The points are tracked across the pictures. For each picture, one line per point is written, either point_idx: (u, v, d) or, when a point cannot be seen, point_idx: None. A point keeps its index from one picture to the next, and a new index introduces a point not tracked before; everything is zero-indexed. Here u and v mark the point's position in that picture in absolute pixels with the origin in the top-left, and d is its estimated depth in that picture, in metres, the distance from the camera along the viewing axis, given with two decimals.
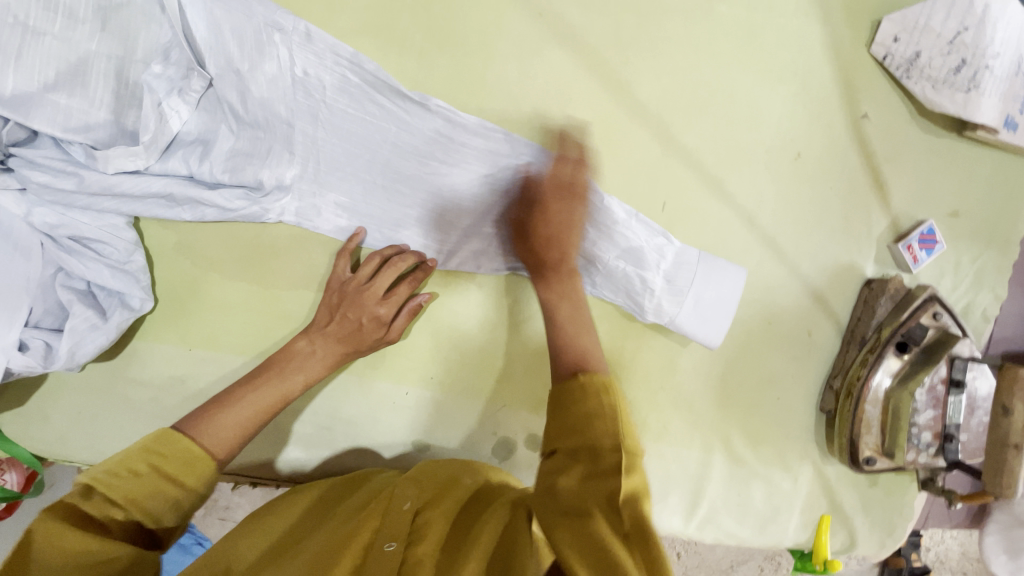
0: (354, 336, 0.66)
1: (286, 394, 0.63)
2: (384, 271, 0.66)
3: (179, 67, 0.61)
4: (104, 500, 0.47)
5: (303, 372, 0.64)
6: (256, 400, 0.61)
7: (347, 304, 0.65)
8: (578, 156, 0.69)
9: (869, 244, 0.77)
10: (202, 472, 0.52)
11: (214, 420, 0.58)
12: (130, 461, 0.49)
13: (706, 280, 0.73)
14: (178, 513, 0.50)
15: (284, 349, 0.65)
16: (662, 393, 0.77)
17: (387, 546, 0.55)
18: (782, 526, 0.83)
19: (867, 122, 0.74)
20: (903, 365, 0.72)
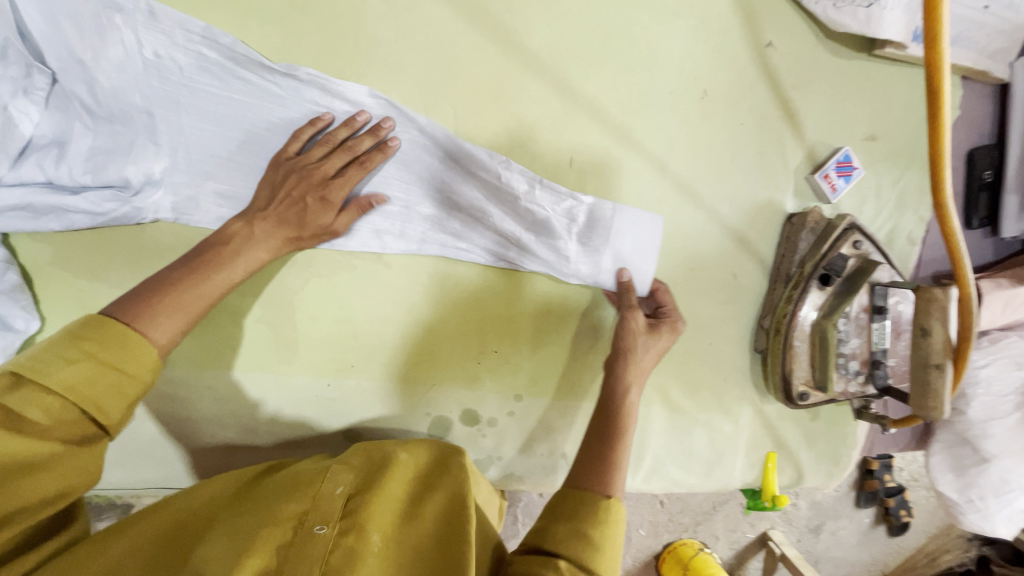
0: (301, 220, 0.61)
1: (225, 282, 0.57)
2: (339, 153, 0.60)
3: (18, 65, 0.56)
4: (34, 390, 0.42)
5: (242, 258, 0.58)
6: (198, 289, 0.54)
7: (293, 181, 0.60)
8: (472, 118, 0.65)
9: (787, 178, 0.75)
10: (143, 356, 0.47)
11: (150, 307, 0.50)
12: (59, 347, 0.44)
13: (622, 233, 0.71)
14: (121, 408, 0.46)
15: (226, 229, 0.59)
16: (593, 352, 0.76)
17: (317, 529, 0.52)
18: (728, 468, 0.83)
19: (772, 51, 0.71)
20: (827, 297, 0.71)
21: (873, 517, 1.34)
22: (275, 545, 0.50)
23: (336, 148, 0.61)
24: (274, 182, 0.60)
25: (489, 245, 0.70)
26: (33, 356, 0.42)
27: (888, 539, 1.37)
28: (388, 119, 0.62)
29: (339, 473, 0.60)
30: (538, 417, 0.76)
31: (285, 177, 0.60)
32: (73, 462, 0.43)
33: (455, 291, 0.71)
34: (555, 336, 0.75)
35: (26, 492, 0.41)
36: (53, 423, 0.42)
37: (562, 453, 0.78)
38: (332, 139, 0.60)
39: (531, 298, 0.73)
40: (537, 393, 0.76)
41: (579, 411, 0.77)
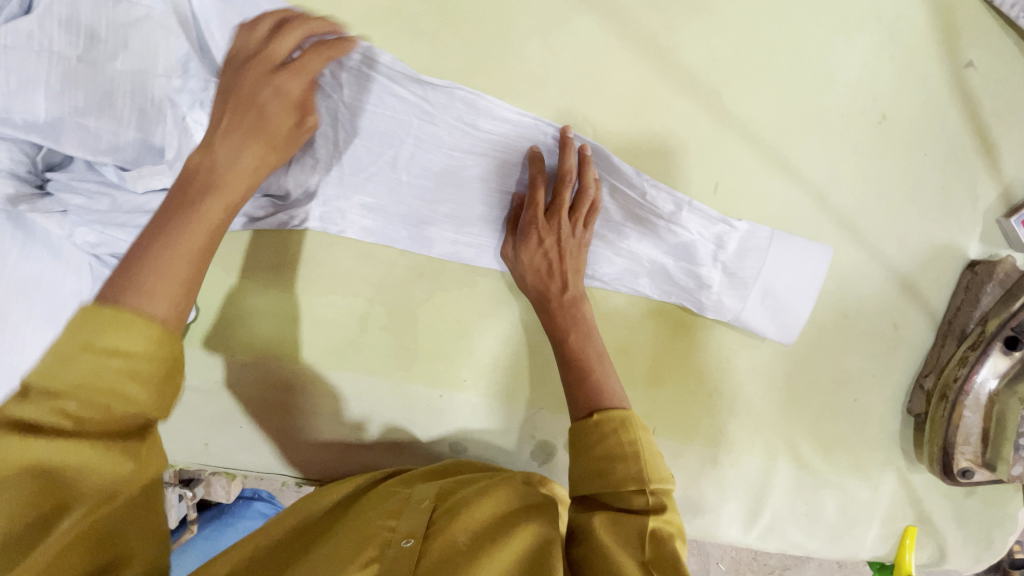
0: (266, 125, 0.51)
1: (215, 221, 0.47)
2: (303, 81, 0.52)
3: (198, 80, 0.60)
4: (40, 396, 0.34)
5: (223, 192, 0.49)
6: (183, 243, 0.44)
7: (258, 95, 0.51)
8: (614, 138, 0.62)
9: (974, 220, 0.64)
10: (151, 330, 0.37)
11: (141, 268, 0.41)
12: (70, 347, 0.35)
13: (779, 266, 0.63)
14: (145, 391, 0.36)
15: (187, 167, 0.49)
16: (717, 395, 0.70)
17: (404, 542, 0.49)
18: (859, 538, 0.74)
19: (972, 72, 0.60)
20: (1015, 364, 0.61)
21: None
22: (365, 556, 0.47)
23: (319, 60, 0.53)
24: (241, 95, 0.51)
25: (616, 274, 0.65)
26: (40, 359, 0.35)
27: None
28: (568, 127, 0.59)
29: (421, 488, 0.58)
30: None
31: (250, 104, 0.51)
32: (120, 454, 0.35)
33: None
34: (677, 373, 0.69)
35: (81, 491, 0.35)
36: (79, 427, 0.34)
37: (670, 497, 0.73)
38: (304, 69, 0.52)
39: (653, 331, 0.68)
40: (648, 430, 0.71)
41: (694, 456, 0.71)
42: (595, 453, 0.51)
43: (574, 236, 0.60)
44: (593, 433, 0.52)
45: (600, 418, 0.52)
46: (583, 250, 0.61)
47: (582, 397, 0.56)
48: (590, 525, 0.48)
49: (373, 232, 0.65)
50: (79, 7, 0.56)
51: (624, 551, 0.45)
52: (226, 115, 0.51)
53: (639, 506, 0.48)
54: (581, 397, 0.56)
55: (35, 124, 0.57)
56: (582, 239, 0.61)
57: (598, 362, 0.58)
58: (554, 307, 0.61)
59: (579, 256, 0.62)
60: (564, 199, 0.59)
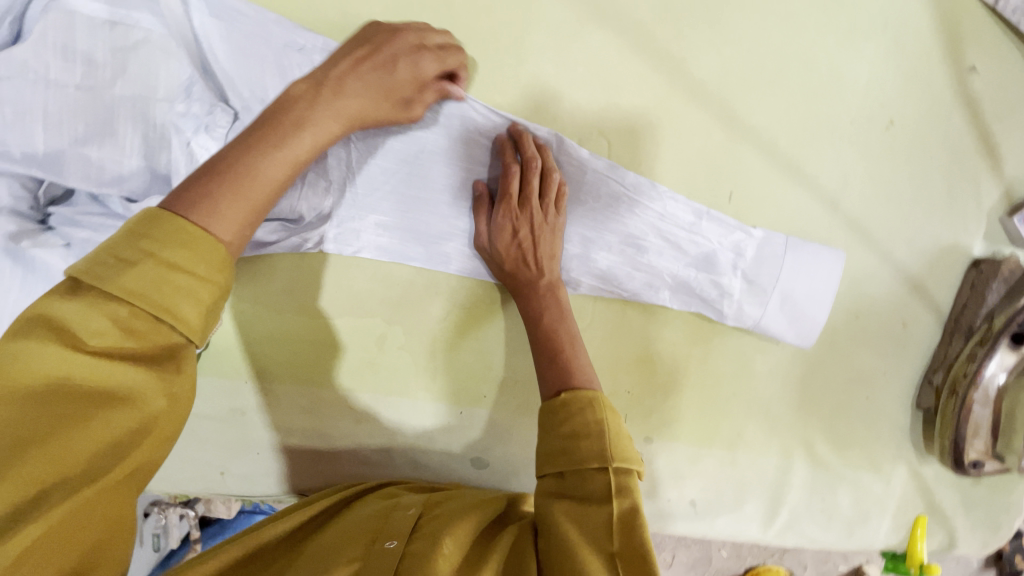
0: (387, 87, 0.51)
1: (295, 164, 0.45)
2: (427, 58, 0.53)
3: (203, 103, 0.57)
4: (94, 295, 0.34)
5: (307, 132, 0.47)
6: (263, 177, 0.43)
7: (369, 80, 0.50)
8: (629, 150, 0.62)
9: (978, 220, 0.66)
10: (213, 256, 0.38)
11: (205, 193, 0.40)
12: (118, 249, 0.36)
13: (797, 271, 0.64)
14: (197, 313, 0.36)
15: (291, 92, 0.48)
16: (735, 400, 0.71)
17: (388, 544, 0.49)
18: (872, 530, 0.76)
19: (974, 76, 0.62)
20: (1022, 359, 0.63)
21: None
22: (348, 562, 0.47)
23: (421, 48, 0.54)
24: (357, 75, 0.50)
25: (637, 286, 0.65)
26: (93, 257, 0.35)
27: None
28: (516, 124, 0.59)
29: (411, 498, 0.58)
30: (667, 461, 0.72)
31: (384, 68, 0.51)
32: (153, 396, 0.35)
33: (596, 328, 0.67)
34: (695, 379, 0.70)
35: (99, 428, 0.34)
36: (124, 335, 0.34)
37: (691, 500, 0.74)
38: (420, 75, 0.53)
39: (672, 340, 0.68)
40: (669, 436, 0.72)
41: (713, 459, 0.73)
42: (562, 431, 0.52)
43: (548, 222, 0.59)
44: (559, 412, 0.53)
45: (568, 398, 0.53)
46: (559, 235, 0.61)
47: (551, 375, 0.57)
48: (551, 510, 0.49)
49: (389, 251, 0.64)
50: (75, 33, 0.54)
51: (586, 544, 0.46)
52: (365, 62, 0.51)
53: (599, 488, 0.48)
54: (550, 374, 0.57)
55: (34, 157, 0.54)
56: (555, 224, 0.60)
57: (569, 345, 0.58)
58: (528, 291, 0.60)
59: (555, 242, 0.61)
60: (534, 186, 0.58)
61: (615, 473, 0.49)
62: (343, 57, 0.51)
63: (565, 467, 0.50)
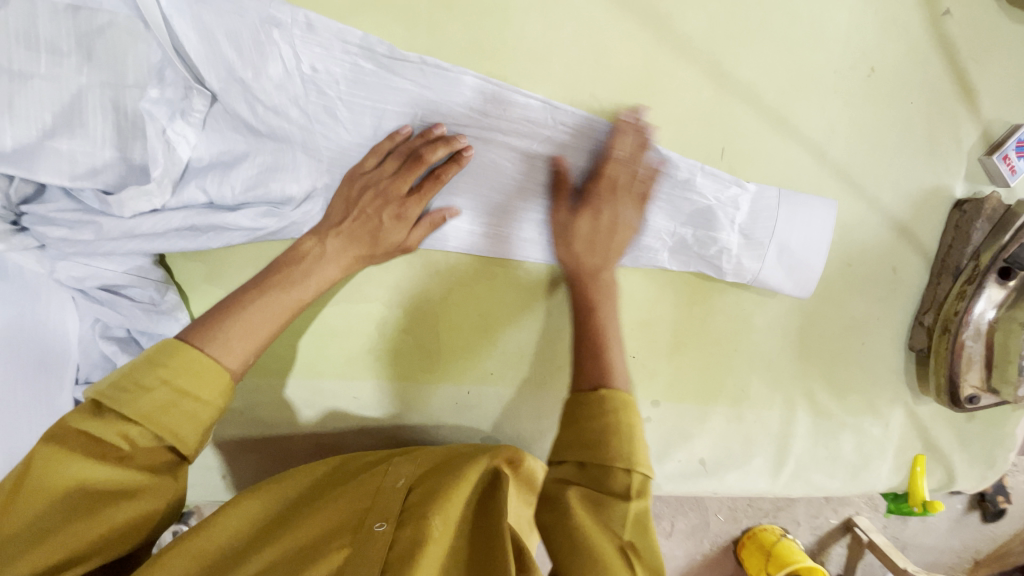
0: (372, 238, 0.59)
1: (296, 302, 0.56)
2: (412, 166, 0.57)
3: (176, 88, 0.54)
4: (117, 420, 0.44)
5: (313, 277, 0.57)
6: (268, 315, 0.53)
7: (366, 197, 0.58)
8: (620, 112, 0.61)
9: (959, 161, 0.67)
10: (217, 387, 0.47)
11: (219, 328, 0.50)
12: (137, 375, 0.45)
13: (791, 223, 0.64)
14: (196, 434, 0.47)
15: (296, 246, 0.58)
16: (737, 355, 0.72)
17: (376, 527, 0.52)
18: (875, 472, 0.78)
19: (949, 19, 0.63)
20: (1008, 292, 0.66)
21: (967, 504, 1.24)
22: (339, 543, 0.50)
23: (410, 157, 0.57)
24: (355, 202, 0.58)
25: (637, 249, 0.65)
26: (115, 383, 0.45)
27: (985, 528, 1.27)
28: (641, 107, 0.61)
29: (401, 465, 0.60)
30: (675, 422, 0.73)
31: (371, 223, 0.59)
32: (158, 486, 0.47)
33: None
34: (696, 339, 0.71)
35: (114, 510, 0.45)
36: (133, 450, 0.45)
37: (701, 459, 0.75)
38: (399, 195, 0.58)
39: (673, 301, 0.69)
40: (676, 397, 0.73)
41: (718, 416, 0.74)
42: (590, 427, 0.50)
43: (621, 215, 0.61)
44: (588, 407, 0.51)
45: (609, 395, 0.52)
46: (633, 234, 0.62)
47: (589, 367, 0.55)
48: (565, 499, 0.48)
49: None
50: (36, 20, 0.50)
51: (601, 532, 0.45)
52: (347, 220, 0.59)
53: (620, 488, 0.48)
54: (590, 367, 0.55)
55: (2, 153, 0.52)
56: (633, 220, 0.61)
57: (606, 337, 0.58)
58: (586, 278, 0.62)
59: (616, 239, 0.62)
60: (620, 175, 0.60)
61: (640, 475, 0.48)
62: (343, 194, 0.59)
63: (590, 458, 0.49)
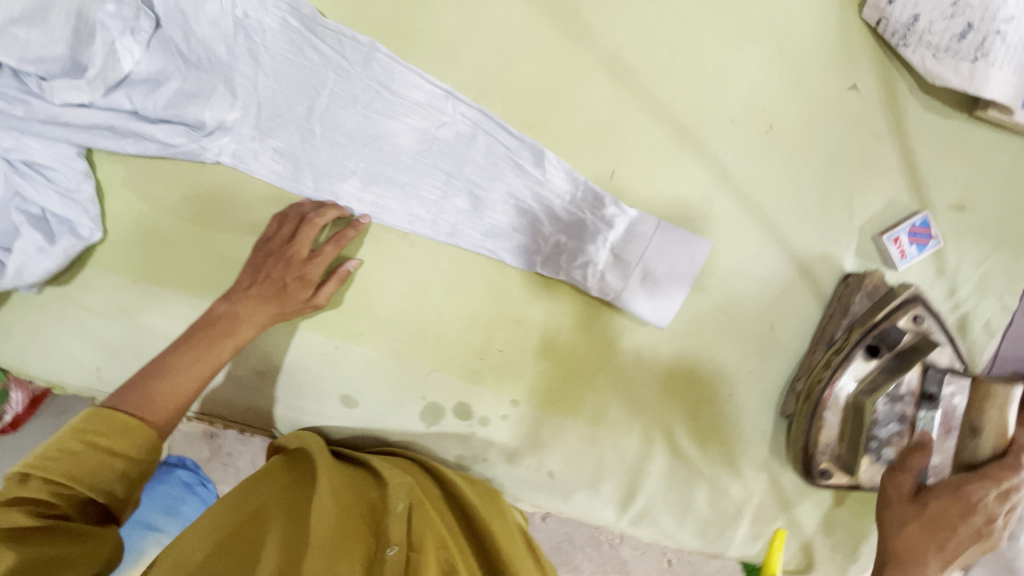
0: (280, 296, 0.64)
1: (215, 361, 0.61)
2: (307, 228, 0.64)
3: (131, 7, 0.62)
4: (43, 483, 0.47)
5: (230, 338, 0.62)
6: (193, 370, 0.59)
7: (271, 264, 0.64)
8: (519, 114, 0.65)
9: (850, 234, 0.68)
10: (141, 441, 0.52)
11: (145, 388, 0.56)
12: (62, 443, 0.49)
13: (660, 250, 0.66)
14: (125, 485, 0.51)
15: (213, 312, 0.63)
16: (601, 373, 0.73)
17: (390, 548, 0.52)
18: (727, 534, 0.76)
19: (855, 94, 0.65)
20: (871, 371, 0.64)
21: None
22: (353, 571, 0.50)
23: (303, 224, 0.65)
24: (268, 272, 0.64)
25: (515, 247, 0.68)
26: (40, 452, 0.48)
27: None
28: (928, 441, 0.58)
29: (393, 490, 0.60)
30: (532, 426, 0.74)
31: (278, 286, 0.64)
32: (100, 537, 0.50)
33: (474, 283, 0.71)
34: (563, 348, 0.72)
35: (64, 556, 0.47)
36: (68, 504, 0.48)
37: (550, 471, 0.75)
38: (305, 249, 0.64)
39: (546, 306, 0.71)
40: (535, 401, 0.73)
41: (573, 432, 0.74)
42: None
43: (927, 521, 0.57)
44: None
45: None
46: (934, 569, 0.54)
47: None
48: None
49: (282, 177, 0.67)
50: None
51: None
52: (256, 284, 0.64)
53: None
54: None
55: None
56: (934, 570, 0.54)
57: None
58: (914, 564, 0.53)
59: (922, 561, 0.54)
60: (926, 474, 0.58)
61: None
62: (245, 278, 0.65)
63: None
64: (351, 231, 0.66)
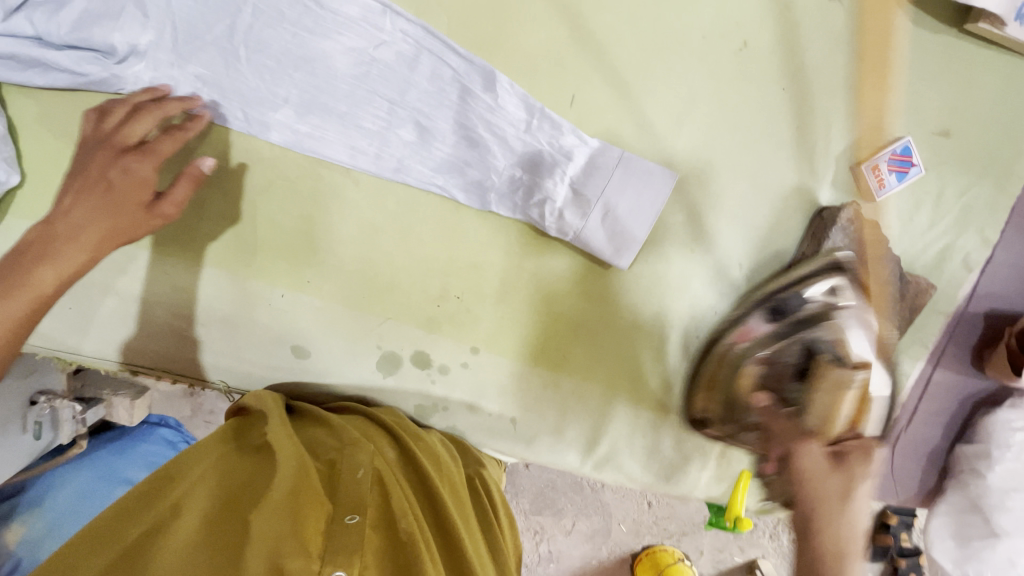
0: (112, 204, 0.57)
1: (41, 294, 0.53)
2: (138, 119, 0.58)
3: None
4: None
5: (51, 261, 0.54)
6: (1, 309, 0.50)
7: (94, 162, 0.57)
8: (467, 31, 0.59)
9: (827, 164, 0.63)
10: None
11: None
12: None
13: (624, 186, 0.61)
14: None
15: (26, 237, 0.55)
16: (565, 318, 0.69)
17: (349, 518, 0.49)
18: (693, 477, 0.75)
19: (838, 4, 0.59)
20: (809, 308, 0.64)
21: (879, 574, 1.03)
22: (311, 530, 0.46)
23: (133, 115, 0.58)
24: (88, 176, 0.57)
25: (467, 183, 0.63)
26: None
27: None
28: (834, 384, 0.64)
29: (358, 453, 0.57)
30: (493, 374, 0.71)
31: (108, 189, 0.57)
32: None
33: (426, 224, 0.66)
34: (525, 292, 0.69)
35: None
36: None
37: (512, 419, 0.73)
38: (142, 143, 0.58)
39: (504, 247, 0.67)
40: (496, 348, 0.71)
41: (537, 379, 0.71)
42: None
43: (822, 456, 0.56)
44: None
45: None
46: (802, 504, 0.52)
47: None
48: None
49: (208, 110, 0.61)
50: None
51: None
52: (81, 198, 0.57)
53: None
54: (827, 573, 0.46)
55: None
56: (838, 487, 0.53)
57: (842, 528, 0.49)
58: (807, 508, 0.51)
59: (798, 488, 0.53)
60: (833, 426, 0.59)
61: None
62: (67, 193, 0.57)
63: None
64: (190, 126, 0.59)
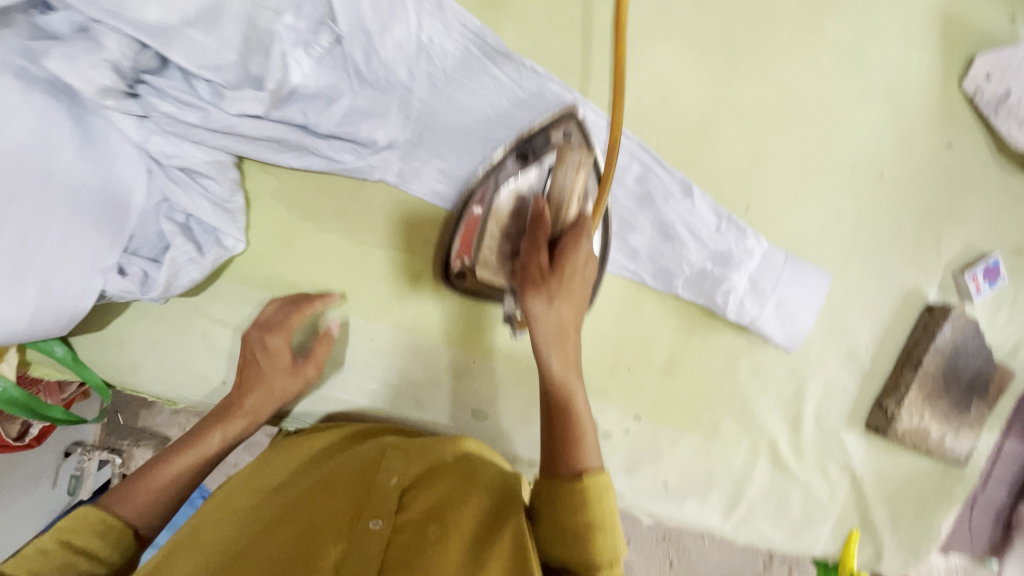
0: (261, 379, 0.68)
1: (206, 454, 0.67)
2: (288, 307, 0.69)
3: (310, 21, 0.61)
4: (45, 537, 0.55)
5: (215, 425, 0.68)
6: (178, 465, 0.65)
7: (251, 340, 0.69)
8: (672, 148, 0.71)
9: (937, 270, 0.78)
10: (116, 541, 0.59)
11: (139, 482, 0.63)
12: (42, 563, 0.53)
13: (791, 282, 0.74)
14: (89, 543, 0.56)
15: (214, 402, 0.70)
16: (720, 392, 0.79)
17: (372, 523, 0.55)
18: (814, 535, 0.84)
19: (949, 151, 0.75)
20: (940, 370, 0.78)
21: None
22: (337, 541, 0.53)
23: (285, 304, 0.69)
24: (249, 356, 0.69)
25: (658, 272, 0.74)
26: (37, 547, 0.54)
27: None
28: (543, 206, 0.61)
29: (393, 460, 0.63)
30: (651, 439, 0.79)
31: (256, 361, 0.68)
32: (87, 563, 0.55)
33: (610, 303, 0.75)
34: (688, 367, 0.78)
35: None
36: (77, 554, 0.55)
37: (664, 481, 0.81)
38: (277, 317, 0.69)
39: (674, 326, 0.76)
40: (656, 416, 0.78)
41: (689, 444, 0.80)
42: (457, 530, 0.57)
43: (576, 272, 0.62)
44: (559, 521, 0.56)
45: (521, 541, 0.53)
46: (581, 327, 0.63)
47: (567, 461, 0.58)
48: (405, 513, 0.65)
49: (444, 199, 0.69)
50: None
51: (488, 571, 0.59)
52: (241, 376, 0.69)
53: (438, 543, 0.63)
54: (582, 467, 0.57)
55: (140, 23, 0.55)
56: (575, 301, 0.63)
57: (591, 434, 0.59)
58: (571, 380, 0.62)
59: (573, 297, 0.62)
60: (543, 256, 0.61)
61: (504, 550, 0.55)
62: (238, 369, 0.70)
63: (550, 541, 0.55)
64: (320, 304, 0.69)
